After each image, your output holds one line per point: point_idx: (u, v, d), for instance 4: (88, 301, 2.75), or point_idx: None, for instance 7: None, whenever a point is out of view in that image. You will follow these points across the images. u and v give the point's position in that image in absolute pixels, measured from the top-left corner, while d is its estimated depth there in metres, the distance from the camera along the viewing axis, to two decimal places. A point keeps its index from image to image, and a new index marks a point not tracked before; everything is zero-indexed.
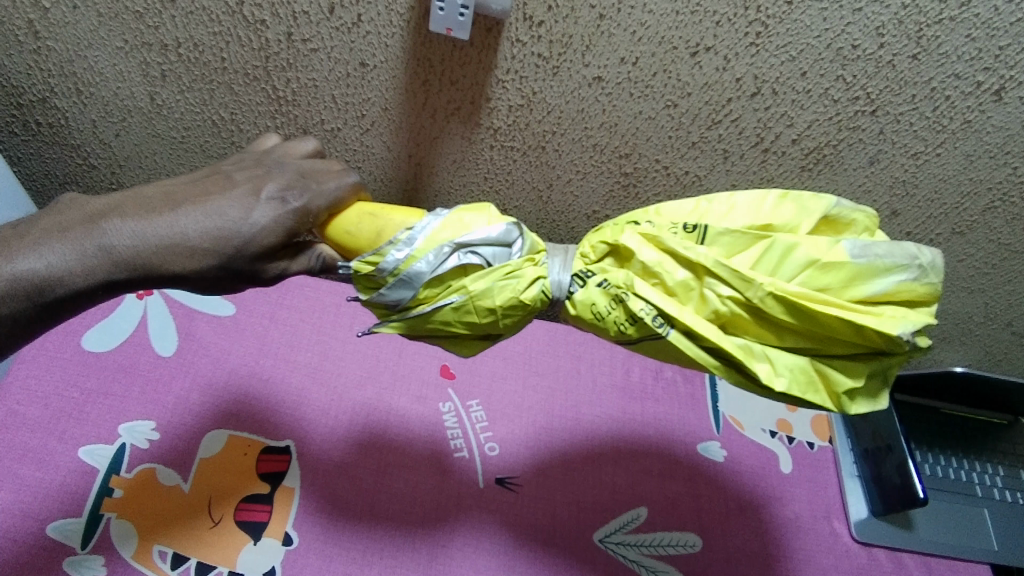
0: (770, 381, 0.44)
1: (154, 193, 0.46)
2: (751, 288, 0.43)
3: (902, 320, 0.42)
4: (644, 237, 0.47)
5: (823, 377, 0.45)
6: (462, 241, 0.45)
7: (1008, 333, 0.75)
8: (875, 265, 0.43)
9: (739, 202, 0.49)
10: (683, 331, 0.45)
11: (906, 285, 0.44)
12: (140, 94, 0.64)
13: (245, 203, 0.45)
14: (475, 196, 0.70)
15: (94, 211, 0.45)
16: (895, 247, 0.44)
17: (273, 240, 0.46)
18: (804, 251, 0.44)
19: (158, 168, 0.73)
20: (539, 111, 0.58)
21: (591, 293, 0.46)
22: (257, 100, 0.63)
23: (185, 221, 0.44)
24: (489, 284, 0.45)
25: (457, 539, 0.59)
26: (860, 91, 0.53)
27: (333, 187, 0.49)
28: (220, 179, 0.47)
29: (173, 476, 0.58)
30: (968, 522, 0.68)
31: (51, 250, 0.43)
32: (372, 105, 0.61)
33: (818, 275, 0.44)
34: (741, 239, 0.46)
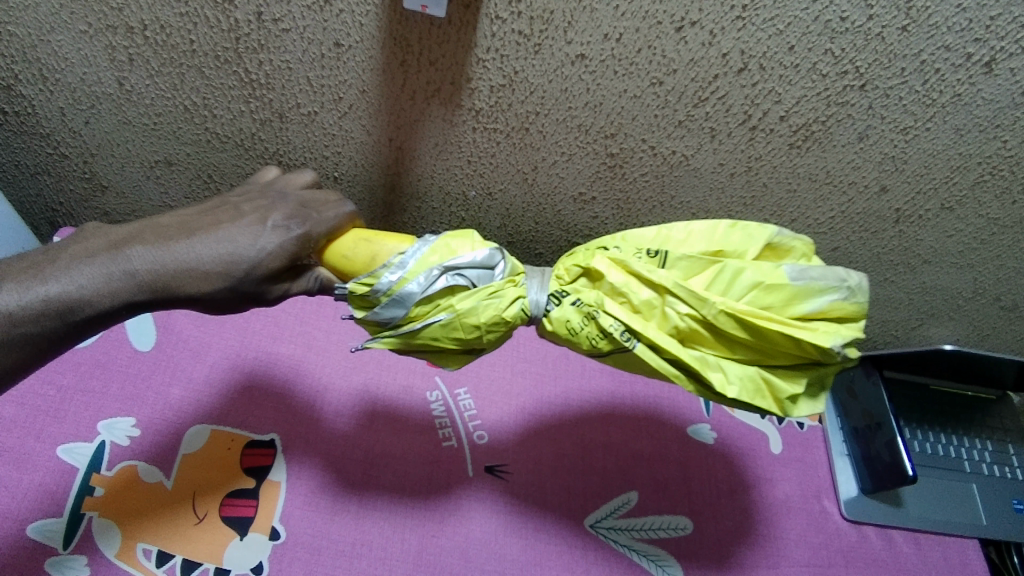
0: (722, 389, 0.47)
1: (169, 223, 0.48)
2: (705, 306, 0.46)
3: (834, 334, 0.45)
4: (614, 261, 0.49)
5: (770, 385, 0.48)
6: (451, 264, 0.47)
7: (995, 307, 0.76)
8: (811, 286, 0.46)
9: (695, 229, 0.52)
10: (648, 344, 0.47)
11: (837, 304, 0.46)
12: (109, 79, 0.61)
13: (253, 231, 0.47)
14: (459, 180, 0.68)
15: (120, 238, 0.47)
16: (827, 271, 0.47)
17: (279, 262, 0.48)
18: (749, 274, 0.47)
19: (132, 156, 0.71)
20: (522, 90, 0.57)
21: (565, 312, 0.49)
22: (229, 83, 0.61)
23: (199, 248, 0.46)
24: (475, 302, 0.47)
25: (447, 529, 0.58)
26: (849, 65, 0.51)
27: (331, 216, 0.51)
28: (229, 210, 0.49)
29: (155, 473, 0.57)
30: (957, 497, 0.68)
31: (84, 273, 0.45)
32: (350, 87, 0.59)
33: (764, 295, 0.47)
34: (698, 262, 0.49)
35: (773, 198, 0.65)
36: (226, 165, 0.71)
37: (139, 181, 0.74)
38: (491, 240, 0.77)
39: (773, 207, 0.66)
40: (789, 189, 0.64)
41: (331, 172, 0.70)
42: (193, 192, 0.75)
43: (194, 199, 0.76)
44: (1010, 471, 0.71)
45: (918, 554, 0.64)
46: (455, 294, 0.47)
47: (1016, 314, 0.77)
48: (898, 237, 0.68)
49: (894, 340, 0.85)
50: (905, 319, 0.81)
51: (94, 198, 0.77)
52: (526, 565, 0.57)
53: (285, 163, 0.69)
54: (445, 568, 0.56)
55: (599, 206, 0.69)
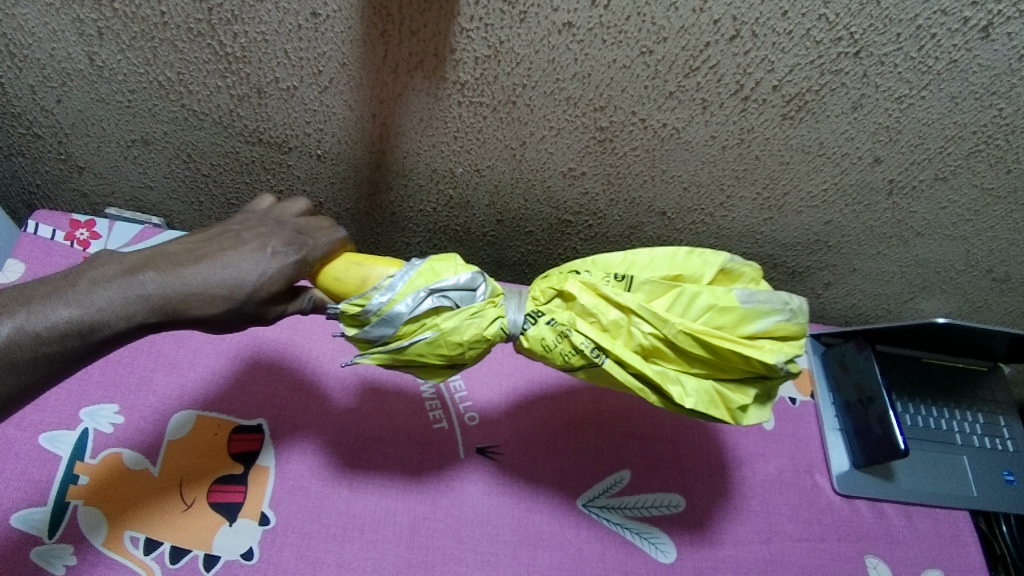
0: (681, 401, 0.47)
1: (177, 248, 0.47)
2: (666, 325, 0.47)
3: (778, 352, 0.47)
4: (584, 283, 0.50)
5: (724, 397, 0.49)
6: (436, 286, 0.47)
7: (987, 279, 0.75)
8: (760, 308, 0.48)
9: (658, 253, 0.53)
10: (615, 361, 0.48)
11: (781, 324, 0.48)
12: (78, 54, 0.59)
13: (256, 256, 0.47)
14: (445, 156, 0.66)
15: (132, 262, 0.46)
16: (773, 294, 0.49)
17: (280, 285, 0.47)
18: (706, 296, 0.48)
19: (107, 136, 0.68)
20: (507, 62, 0.55)
21: (538, 330, 0.48)
22: (204, 57, 0.58)
23: (206, 272, 0.45)
24: (457, 321, 0.47)
25: (439, 510, 0.58)
26: (843, 31, 0.50)
27: (325, 243, 0.51)
28: (231, 238, 0.48)
29: (141, 460, 0.56)
30: (948, 470, 0.68)
31: (100, 296, 0.44)
32: (329, 59, 0.57)
33: (718, 316, 0.48)
34: (660, 285, 0.50)
35: (766, 171, 0.64)
36: (206, 144, 0.68)
37: (116, 161, 0.72)
38: (479, 218, 0.75)
39: (765, 179, 0.65)
40: (782, 161, 0.63)
41: (313, 150, 0.68)
42: (172, 172, 0.73)
43: (174, 180, 0.74)
44: (1000, 443, 0.71)
45: (908, 526, 0.65)
46: (439, 314, 0.47)
47: (1007, 286, 0.77)
48: (892, 209, 0.67)
49: (887, 314, 0.85)
50: (898, 293, 0.80)
51: (72, 179, 0.75)
52: (519, 546, 0.57)
53: (265, 141, 0.67)
54: (437, 550, 0.56)
55: (589, 182, 0.68)
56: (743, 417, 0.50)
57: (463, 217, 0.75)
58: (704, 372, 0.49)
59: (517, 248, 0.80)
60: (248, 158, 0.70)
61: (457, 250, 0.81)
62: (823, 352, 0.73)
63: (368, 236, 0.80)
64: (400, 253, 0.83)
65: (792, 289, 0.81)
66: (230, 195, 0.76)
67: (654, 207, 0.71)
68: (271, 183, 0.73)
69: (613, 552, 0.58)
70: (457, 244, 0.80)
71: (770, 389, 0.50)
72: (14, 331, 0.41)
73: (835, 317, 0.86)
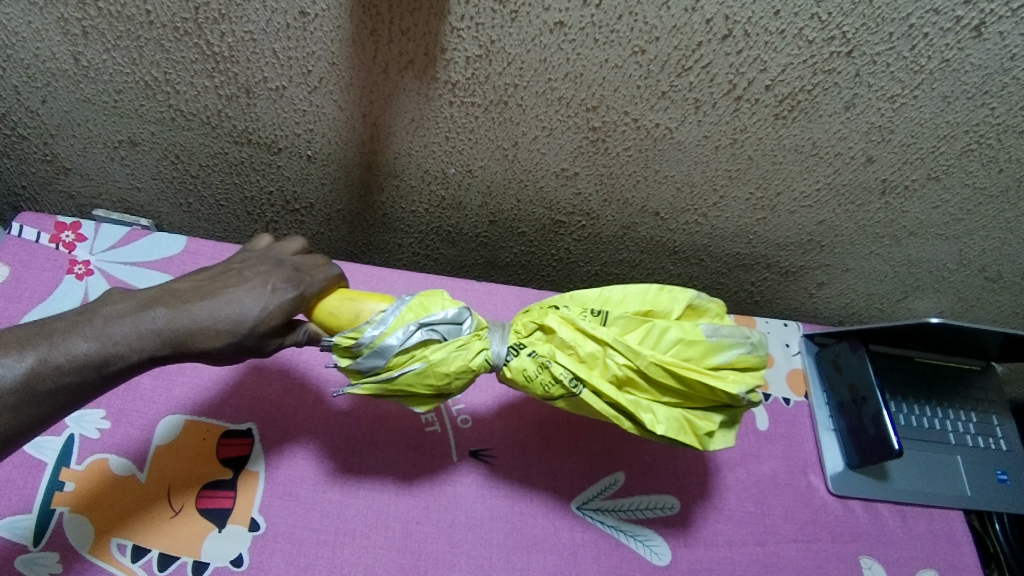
0: (653, 428, 0.48)
1: (184, 286, 0.47)
2: (637, 357, 0.48)
3: (741, 382, 0.48)
4: (563, 318, 0.50)
5: (693, 424, 0.49)
6: (425, 319, 0.47)
7: (980, 278, 0.76)
8: (724, 341, 0.49)
9: (631, 289, 0.53)
10: (592, 391, 0.48)
11: (744, 356, 0.49)
12: (63, 54, 0.58)
13: (257, 291, 0.46)
14: (437, 157, 0.66)
15: (143, 299, 0.46)
16: (737, 328, 0.50)
17: (281, 319, 0.47)
18: (675, 330, 0.49)
19: (93, 136, 0.67)
20: (498, 62, 0.54)
21: (519, 360, 0.49)
22: (191, 57, 0.57)
23: (210, 307, 0.45)
24: (445, 353, 0.47)
25: (432, 515, 0.57)
26: (836, 30, 0.50)
27: (321, 279, 0.51)
28: (234, 275, 0.48)
29: (128, 466, 0.55)
30: (941, 470, 0.68)
31: (115, 332, 0.43)
32: (318, 59, 0.56)
33: (685, 348, 0.49)
34: (633, 319, 0.50)
35: (759, 171, 0.64)
36: (194, 144, 0.67)
37: (103, 163, 0.71)
38: (472, 219, 0.74)
39: (759, 179, 0.65)
40: (775, 161, 0.62)
41: (304, 151, 0.67)
42: (160, 173, 0.72)
43: (162, 181, 0.73)
44: (993, 442, 0.71)
45: (903, 526, 0.65)
46: (426, 346, 0.47)
47: (1000, 284, 0.77)
48: (884, 209, 0.67)
49: (880, 314, 0.85)
50: (891, 292, 0.80)
51: (59, 180, 0.73)
52: (513, 549, 0.57)
53: (254, 141, 0.66)
54: (430, 555, 0.55)
55: (582, 182, 0.67)
56: (710, 442, 0.50)
57: (455, 218, 0.75)
58: (674, 401, 0.49)
59: (510, 249, 0.79)
60: (237, 159, 0.69)
61: (450, 251, 0.80)
62: (816, 353, 0.73)
63: (359, 238, 0.79)
64: (391, 254, 0.82)
65: (785, 289, 0.81)
66: (219, 196, 0.75)
67: (647, 207, 0.70)
68: (260, 184, 0.72)
69: (608, 555, 0.57)
70: (449, 245, 0.79)
71: (737, 416, 0.51)
72: (36, 362, 0.41)
73: (829, 317, 0.86)
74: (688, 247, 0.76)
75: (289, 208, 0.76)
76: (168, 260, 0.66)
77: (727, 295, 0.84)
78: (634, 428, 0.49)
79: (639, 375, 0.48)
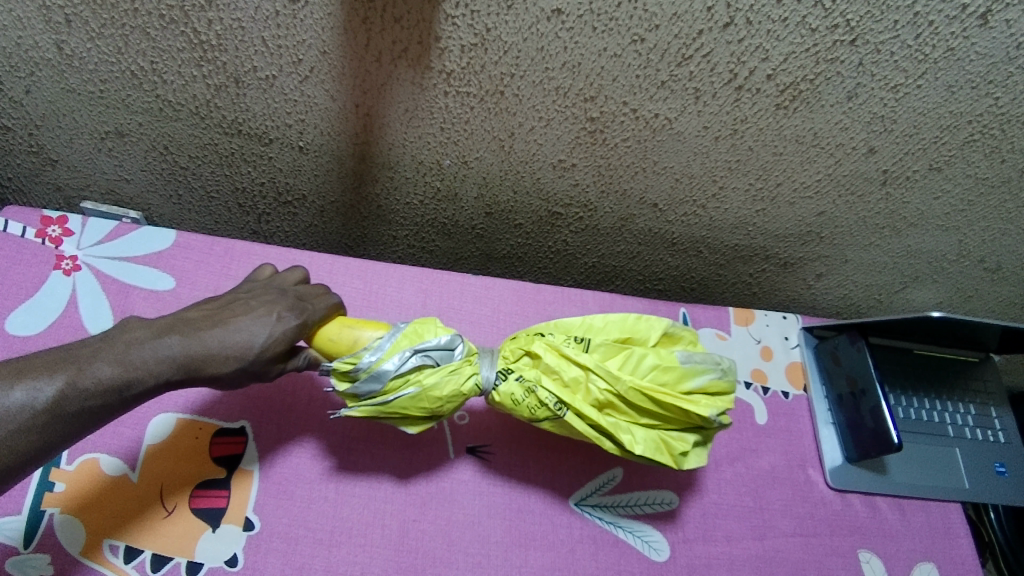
0: (631, 448, 0.50)
1: (194, 315, 0.48)
2: (617, 382, 0.51)
3: (713, 406, 0.51)
4: (549, 344, 0.53)
5: (669, 444, 0.51)
6: (419, 346, 0.50)
7: (979, 269, 0.75)
8: (696, 367, 0.52)
9: (610, 317, 0.57)
10: (575, 413, 0.51)
11: (715, 381, 0.52)
12: (46, 43, 0.56)
13: (264, 320, 0.48)
14: (432, 148, 0.65)
15: (158, 326, 0.46)
16: (709, 355, 0.54)
17: (284, 346, 0.49)
18: (651, 356, 0.53)
19: (79, 127, 0.65)
20: (495, 50, 0.53)
21: (505, 385, 0.51)
22: (178, 46, 0.56)
23: (219, 335, 0.46)
24: (438, 377, 0.49)
25: (429, 512, 0.57)
26: (840, 18, 0.48)
27: (322, 308, 0.53)
28: (242, 304, 0.50)
29: (120, 466, 0.54)
30: (939, 462, 0.68)
31: (135, 357, 0.43)
32: (309, 47, 0.55)
33: (660, 374, 0.52)
34: (613, 346, 0.54)
35: (759, 161, 0.63)
36: (183, 135, 0.66)
37: (90, 154, 0.69)
38: (468, 211, 0.73)
39: (759, 170, 0.64)
40: (775, 152, 0.61)
41: (295, 142, 0.65)
42: (149, 165, 0.70)
43: (151, 172, 0.71)
44: (991, 435, 0.70)
45: (901, 519, 0.65)
46: (419, 371, 0.50)
47: (999, 275, 0.77)
48: (885, 200, 0.66)
49: (878, 305, 0.84)
50: (890, 284, 0.80)
51: (44, 173, 0.72)
52: (511, 547, 0.56)
53: (245, 132, 0.65)
54: (427, 553, 0.55)
55: (579, 173, 0.66)
56: (685, 462, 0.52)
57: (451, 211, 0.73)
58: (651, 422, 0.52)
59: (507, 241, 0.78)
60: (227, 150, 0.67)
61: (445, 243, 0.79)
62: (815, 346, 0.72)
63: (353, 230, 0.78)
64: (386, 246, 0.81)
65: (784, 281, 0.81)
66: (209, 188, 0.73)
67: (645, 199, 0.69)
68: (252, 176, 0.71)
69: (606, 552, 0.57)
70: (445, 238, 0.78)
71: (711, 437, 0.53)
72: (65, 385, 0.40)
73: (827, 308, 0.86)
74: (687, 239, 0.75)
75: (281, 200, 0.74)
76: (158, 254, 0.65)
77: (725, 287, 0.83)
78: (614, 448, 0.51)
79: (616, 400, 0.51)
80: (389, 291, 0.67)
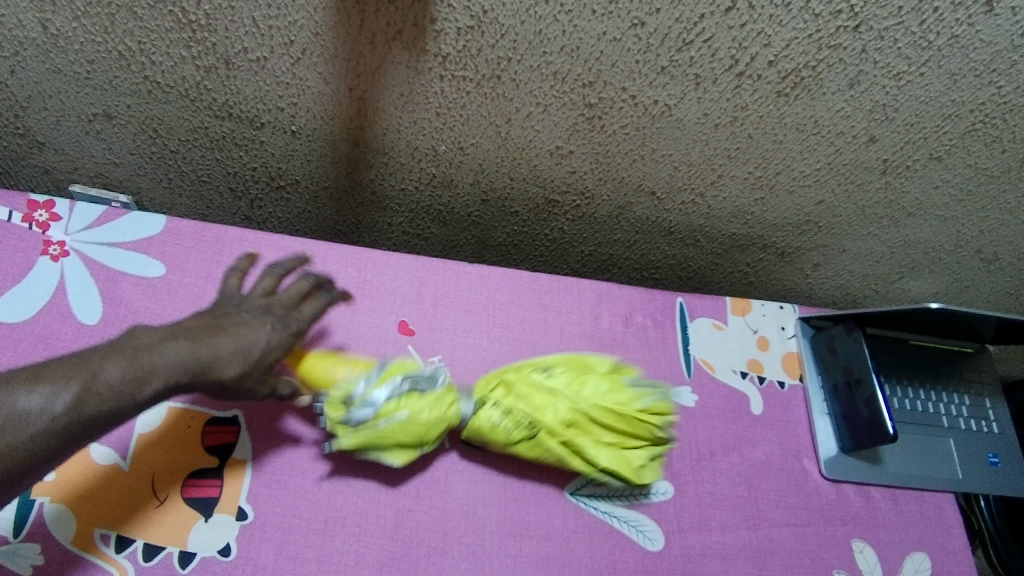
0: (597, 461, 0.56)
1: (190, 322, 0.48)
2: (584, 403, 0.57)
3: (665, 423, 0.58)
4: (518, 377, 0.58)
5: (630, 458, 0.57)
6: (407, 375, 0.56)
7: (976, 259, 0.75)
8: (648, 392, 0.59)
9: (566, 356, 0.62)
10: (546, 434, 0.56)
11: (666, 405, 0.59)
12: (30, 21, 0.54)
13: (258, 329, 0.50)
14: (427, 134, 0.63)
15: (163, 332, 0.46)
16: (651, 379, 0.62)
17: (280, 352, 0.52)
18: (609, 384, 0.59)
19: (66, 109, 0.64)
20: (491, 33, 0.52)
21: (483, 412, 0.56)
22: (166, 26, 0.54)
23: (218, 343, 0.48)
24: (426, 403, 0.54)
25: (423, 502, 0.56)
26: (843, 3, 0.47)
27: (309, 314, 0.55)
28: (237, 315, 0.51)
29: (110, 454, 0.53)
30: (933, 453, 0.68)
31: (144, 362, 0.44)
32: (301, 28, 0.53)
33: (619, 397, 0.58)
34: (575, 377, 0.59)
35: (759, 150, 0.62)
36: (173, 118, 0.64)
37: (78, 137, 0.67)
38: (463, 198, 0.72)
39: (758, 159, 0.63)
40: (775, 140, 0.61)
41: (288, 126, 0.64)
42: (138, 148, 0.69)
43: (141, 156, 0.70)
44: (985, 426, 0.71)
45: (894, 509, 0.65)
46: (404, 393, 0.54)
47: (995, 266, 0.77)
48: (885, 189, 0.66)
49: (874, 295, 0.84)
50: (886, 274, 0.79)
51: (31, 155, 0.70)
52: (506, 537, 0.56)
53: (236, 116, 0.63)
54: (422, 543, 0.55)
55: (577, 160, 0.65)
56: (644, 474, 0.57)
57: (446, 197, 0.72)
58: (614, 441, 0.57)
59: (502, 229, 0.77)
60: (218, 134, 0.66)
61: (440, 230, 0.78)
62: (812, 335, 0.72)
63: (347, 217, 0.77)
64: (380, 233, 0.79)
65: (781, 270, 0.80)
66: (200, 172, 0.72)
67: (643, 186, 0.68)
68: (243, 160, 0.70)
69: (601, 541, 0.57)
70: (440, 225, 0.77)
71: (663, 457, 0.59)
72: (81, 391, 0.40)
73: (823, 298, 0.85)
74: (684, 228, 0.74)
75: (274, 184, 0.73)
76: (148, 240, 0.64)
77: (721, 276, 0.83)
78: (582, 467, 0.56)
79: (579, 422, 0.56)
80: (384, 279, 0.66)
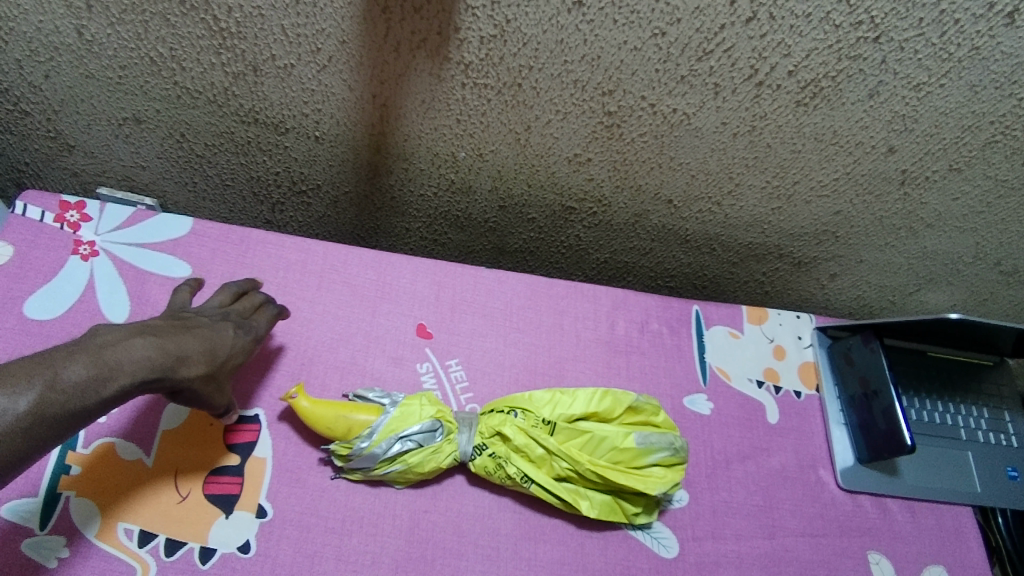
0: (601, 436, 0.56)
1: (154, 324, 0.49)
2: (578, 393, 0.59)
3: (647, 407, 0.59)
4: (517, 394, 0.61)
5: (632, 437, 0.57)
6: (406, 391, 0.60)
7: (995, 272, 0.75)
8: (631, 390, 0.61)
9: None
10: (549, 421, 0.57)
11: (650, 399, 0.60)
12: (66, 27, 0.56)
13: (219, 332, 0.52)
14: (448, 140, 0.64)
15: (124, 331, 0.46)
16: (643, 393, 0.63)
17: (240, 357, 0.54)
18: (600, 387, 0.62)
19: (97, 113, 0.65)
20: (514, 42, 0.53)
21: (488, 447, 0.56)
22: (197, 33, 0.56)
23: (185, 340, 0.49)
24: (421, 401, 0.58)
25: (439, 503, 0.57)
26: (864, 15, 0.48)
27: (262, 324, 0.58)
28: (197, 320, 0.52)
29: (135, 451, 0.55)
30: (950, 466, 0.67)
31: (107, 358, 0.44)
32: (328, 36, 0.54)
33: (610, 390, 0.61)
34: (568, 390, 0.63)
35: (777, 159, 0.62)
36: (200, 123, 0.66)
37: (107, 140, 0.69)
38: (481, 204, 0.73)
39: (776, 168, 0.63)
40: (794, 149, 0.61)
41: (311, 131, 0.65)
42: (165, 152, 0.70)
43: (168, 160, 0.71)
44: (1004, 439, 0.70)
45: (911, 522, 0.64)
46: (403, 425, 0.55)
47: (1015, 278, 0.76)
48: (903, 200, 0.66)
49: (892, 307, 0.83)
50: (904, 285, 0.79)
51: (62, 158, 0.72)
52: (521, 540, 0.56)
53: (261, 121, 0.65)
54: (437, 544, 0.55)
55: (595, 168, 0.66)
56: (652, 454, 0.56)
57: (465, 203, 0.73)
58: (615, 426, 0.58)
59: (520, 235, 0.78)
60: (243, 139, 0.68)
61: (458, 236, 0.79)
62: (828, 345, 0.72)
63: (366, 221, 0.78)
64: (399, 238, 0.81)
65: (797, 280, 0.80)
66: (225, 176, 0.73)
67: (660, 194, 0.69)
68: (267, 165, 0.71)
69: (615, 547, 0.57)
70: (458, 230, 0.78)
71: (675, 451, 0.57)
72: (44, 390, 0.40)
73: (840, 309, 0.85)
74: (700, 236, 0.75)
75: (296, 189, 0.74)
76: (175, 241, 0.65)
77: (737, 285, 0.83)
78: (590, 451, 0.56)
79: (580, 449, 0.56)
80: (403, 282, 0.67)
